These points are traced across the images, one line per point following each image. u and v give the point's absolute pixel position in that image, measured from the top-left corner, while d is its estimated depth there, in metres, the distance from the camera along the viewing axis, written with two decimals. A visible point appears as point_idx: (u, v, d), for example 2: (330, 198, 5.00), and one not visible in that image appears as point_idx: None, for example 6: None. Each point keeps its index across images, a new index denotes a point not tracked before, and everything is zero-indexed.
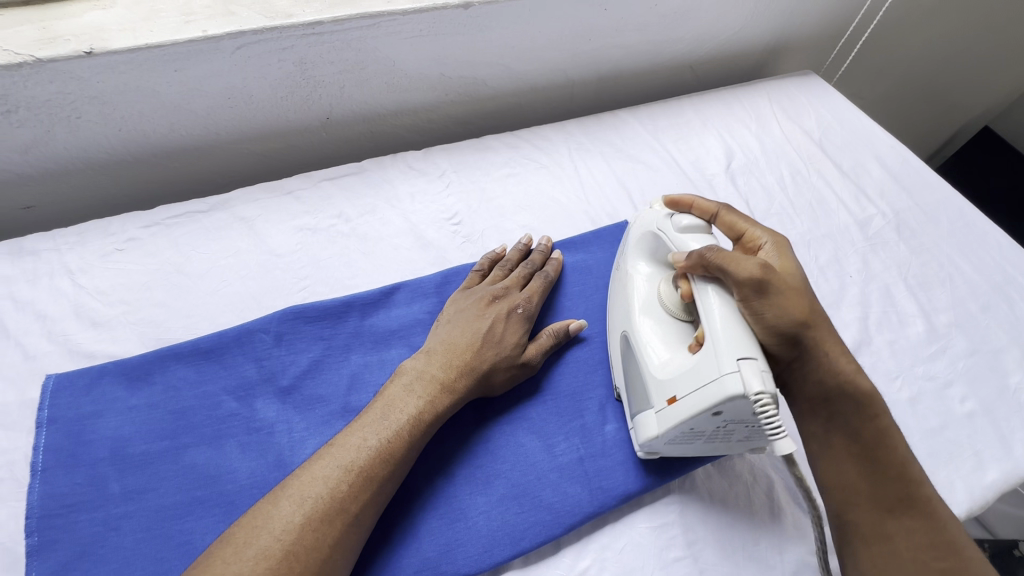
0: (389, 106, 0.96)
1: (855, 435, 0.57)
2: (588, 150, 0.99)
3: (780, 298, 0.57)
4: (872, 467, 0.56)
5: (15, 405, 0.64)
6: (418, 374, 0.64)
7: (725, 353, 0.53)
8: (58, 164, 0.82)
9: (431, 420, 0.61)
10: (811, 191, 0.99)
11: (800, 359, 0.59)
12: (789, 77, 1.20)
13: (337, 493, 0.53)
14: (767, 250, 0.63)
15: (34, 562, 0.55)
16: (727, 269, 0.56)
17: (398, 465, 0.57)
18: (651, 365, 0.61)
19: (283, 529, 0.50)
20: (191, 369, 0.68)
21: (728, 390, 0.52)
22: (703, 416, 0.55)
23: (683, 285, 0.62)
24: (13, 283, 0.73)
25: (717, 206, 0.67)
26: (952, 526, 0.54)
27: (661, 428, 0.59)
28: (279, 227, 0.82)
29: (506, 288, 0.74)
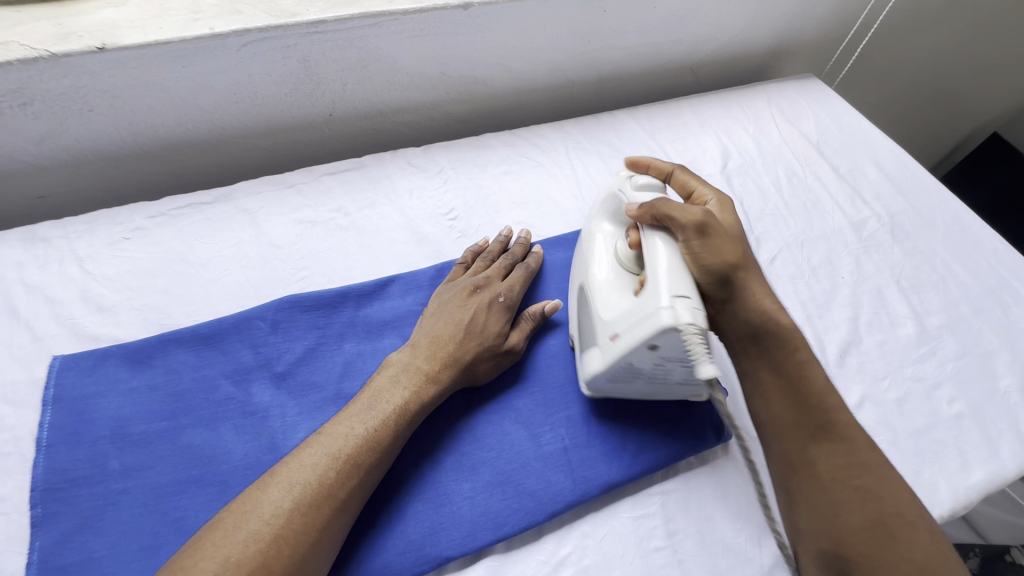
0: (390, 104, 0.98)
1: (778, 366, 0.64)
2: (585, 149, 1.00)
3: (719, 241, 0.64)
4: (797, 399, 0.62)
5: (23, 384, 0.67)
6: (404, 365, 0.66)
7: (659, 290, 0.57)
8: (70, 155, 0.85)
9: (417, 410, 0.62)
10: (806, 192, 1.00)
11: (730, 299, 0.65)
12: (789, 80, 1.20)
13: (325, 479, 0.54)
14: (713, 205, 0.71)
15: (37, 532, 0.57)
16: (674, 216, 0.62)
17: (385, 453, 0.59)
18: (601, 305, 0.66)
19: (272, 514, 0.51)
20: (191, 354, 0.70)
21: (660, 323, 0.55)
22: (636, 347, 0.59)
23: (635, 235, 0.68)
24: (25, 268, 0.76)
25: (672, 167, 0.75)
26: (868, 449, 0.59)
27: (603, 364, 0.64)
28: (280, 220, 0.85)
29: (487, 279, 0.76)
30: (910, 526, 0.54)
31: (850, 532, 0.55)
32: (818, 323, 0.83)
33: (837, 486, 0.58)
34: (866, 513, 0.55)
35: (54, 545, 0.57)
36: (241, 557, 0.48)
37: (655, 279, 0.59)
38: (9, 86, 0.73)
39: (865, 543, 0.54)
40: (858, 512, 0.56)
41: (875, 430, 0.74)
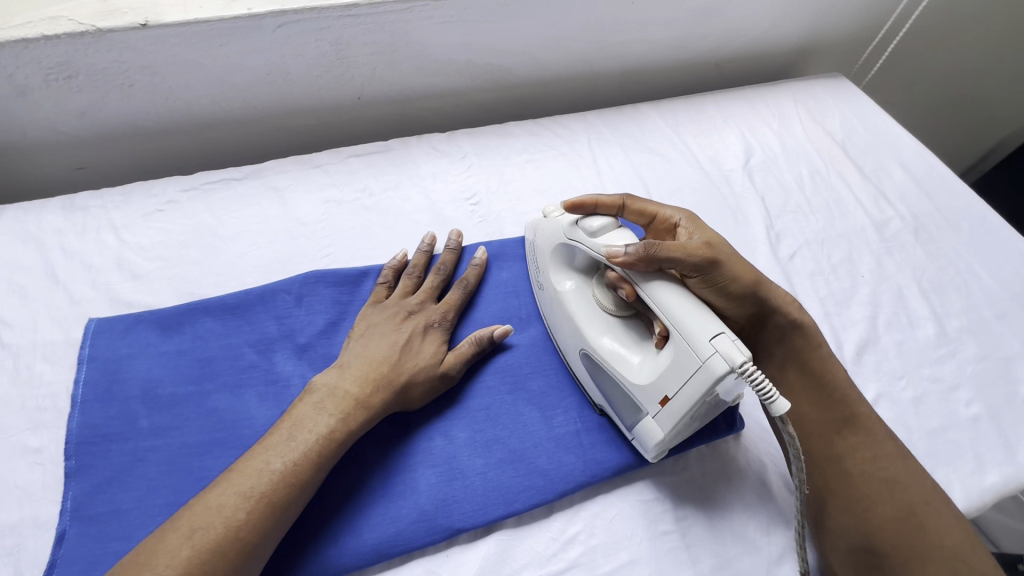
0: (417, 89, 1.00)
1: (803, 367, 0.69)
2: (607, 140, 1.01)
3: (731, 268, 0.65)
4: (823, 397, 0.67)
5: (61, 344, 0.70)
6: (329, 390, 0.62)
7: (696, 338, 0.56)
8: (109, 129, 0.88)
9: (343, 438, 0.60)
10: (829, 191, 0.99)
11: (758, 314, 0.68)
12: (816, 79, 1.19)
13: (233, 523, 0.51)
14: (685, 225, 0.70)
15: (71, 482, 0.60)
16: (676, 257, 0.61)
17: (303, 488, 0.56)
18: (628, 369, 0.64)
19: (167, 564, 0.48)
20: (218, 322, 0.72)
21: (715, 371, 0.54)
22: (699, 404, 0.57)
23: (625, 287, 0.65)
24: (64, 235, 0.79)
25: (620, 198, 0.72)
26: (887, 440, 0.65)
27: (665, 429, 0.60)
28: (307, 198, 0.87)
29: (420, 302, 0.74)
30: (933, 513, 0.59)
31: (881, 524, 0.59)
32: (835, 320, 0.83)
33: (866, 480, 0.62)
34: (895, 504, 0.60)
35: (85, 495, 0.59)
36: None
37: (681, 328, 0.57)
38: (57, 59, 0.76)
39: (896, 532, 0.59)
40: (887, 504, 0.60)
41: (889, 428, 0.74)
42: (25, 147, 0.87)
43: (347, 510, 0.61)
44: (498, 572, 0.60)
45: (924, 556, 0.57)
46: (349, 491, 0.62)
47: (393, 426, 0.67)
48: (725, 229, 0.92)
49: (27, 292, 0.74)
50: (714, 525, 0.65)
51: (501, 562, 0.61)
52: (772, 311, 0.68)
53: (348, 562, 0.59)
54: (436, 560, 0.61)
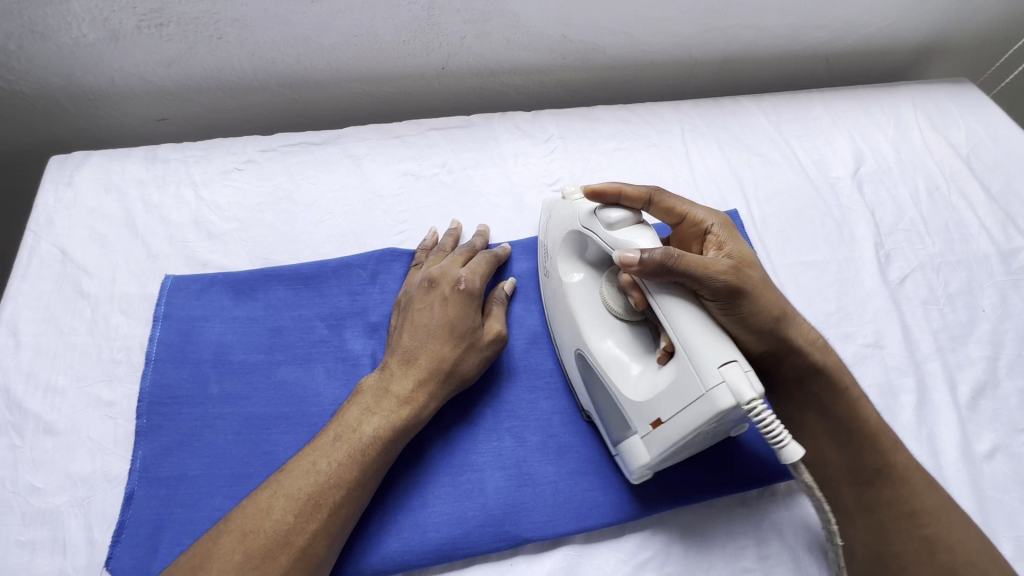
0: (504, 63, 0.94)
1: (824, 407, 0.60)
2: (703, 134, 0.93)
3: (756, 298, 0.56)
4: (847, 441, 0.59)
5: (137, 298, 0.70)
6: (379, 390, 0.59)
7: (704, 364, 0.50)
8: (193, 82, 0.87)
9: (390, 440, 0.56)
10: (948, 211, 0.89)
11: (776, 350, 0.59)
12: (940, 81, 1.07)
13: (281, 526, 0.50)
14: (719, 232, 0.61)
15: (141, 442, 0.59)
16: (695, 274, 0.53)
17: (355, 493, 0.54)
18: (623, 382, 0.58)
19: (222, 569, 0.48)
20: (291, 292, 0.70)
21: (721, 405, 0.49)
22: (694, 433, 0.52)
23: (636, 294, 0.58)
24: (145, 186, 0.78)
25: (648, 190, 0.63)
26: (930, 490, 0.57)
27: (652, 454, 0.55)
28: (385, 169, 0.83)
29: (444, 268, 0.66)
30: (980, 575, 0.53)
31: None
32: (949, 357, 0.75)
33: (902, 538, 0.56)
34: (936, 565, 0.54)
35: (155, 457, 0.58)
36: None
37: (690, 353, 0.51)
38: (151, 5, 0.75)
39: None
40: (926, 565, 0.54)
41: (1005, 485, 0.67)
42: (111, 94, 0.86)
43: (412, 504, 0.58)
44: None
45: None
46: (415, 484, 0.59)
47: (463, 418, 0.63)
48: (827, 243, 0.84)
49: (108, 241, 0.73)
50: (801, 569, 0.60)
51: None
52: (791, 348, 0.59)
53: (409, 560, 0.56)
54: (499, 568, 0.58)
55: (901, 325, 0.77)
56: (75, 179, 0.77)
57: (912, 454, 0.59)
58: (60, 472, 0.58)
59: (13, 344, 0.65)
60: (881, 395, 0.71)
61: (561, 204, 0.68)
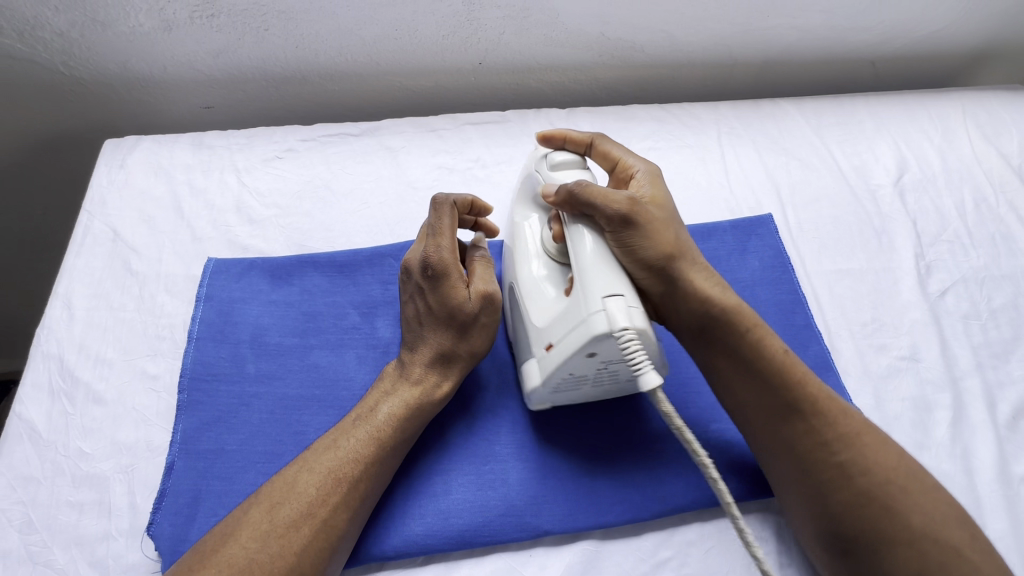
0: (540, 59, 0.94)
1: (733, 351, 0.59)
2: (739, 136, 0.92)
3: (648, 231, 0.58)
4: (762, 381, 0.58)
5: (181, 278, 0.73)
6: (395, 374, 0.61)
7: (590, 293, 0.52)
8: (239, 71, 0.90)
9: (407, 419, 0.58)
10: (995, 223, 0.86)
11: (671, 291, 0.60)
12: (993, 89, 1.02)
13: (306, 498, 0.52)
14: (642, 176, 0.64)
15: (183, 416, 0.61)
16: (595, 202, 0.56)
17: (375, 470, 0.55)
18: (535, 304, 0.59)
19: (249, 536, 0.49)
20: (325, 279, 0.72)
21: (594, 330, 0.51)
22: (570, 359, 0.54)
23: (557, 226, 0.61)
24: (192, 171, 0.81)
25: (591, 135, 0.67)
26: (841, 416, 0.56)
27: (542, 378, 0.57)
28: (419, 162, 0.85)
29: (416, 248, 0.64)
30: (899, 491, 0.53)
31: (842, 510, 0.53)
32: (989, 375, 0.73)
33: (818, 468, 0.55)
34: (856, 490, 0.53)
35: (194, 430, 0.61)
36: None
37: (581, 280, 0.54)
38: None
39: (856, 517, 0.53)
40: (847, 490, 0.54)
41: None
42: (162, 81, 0.90)
43: (435, 490, 0.60)
44: None
45: (892, 541, 0.51)
46: (439, 471, 0.61)
47: (487, 409, 0.64)
48: (865, 252, 0.82)
49: (156, 223, 0.77)
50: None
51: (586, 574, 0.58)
52: (686, 289, 0.59)
53: (431, 544, 0.57)
54: (517, 557, 0.58)
55: (939, 339, 0.74)
56: (127, 162, 0.81)
57: (818, 382, 0.58)
58: (107, 440, 0.61)
59: (68, 317, 0.68)
60: (914, 410, 0.69)
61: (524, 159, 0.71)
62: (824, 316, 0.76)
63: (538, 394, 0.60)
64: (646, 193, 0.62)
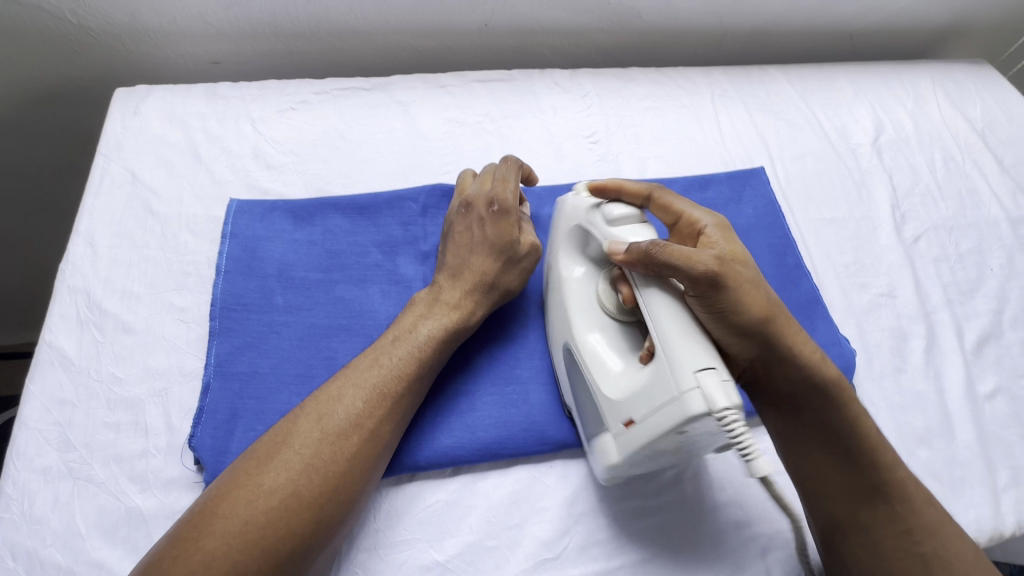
0: (544, 22, 0.98)
1: (822, 426, 0.57)
2: (731, 98, 0.98)
3: (739, 295, 0.54)
4: (850, 463, 0.56)
5: (203, 218, 0.74)
6: (430, 300, 0.64)
7: (679, 367, 0.50)
8: (248, 25, 0.91)
9: (444, 343, 0.61)
10: (962, 179, 0.94)
11: (764, 359, 0.57)
12: (957, 62, 1.11)
13: (353, 410, 0.54)
14: (713, 231, 0.58)
15: (216, 341, 0.64)
16: (674, 265, 0.53)
17: (415, 387, 0.59)
18: (604, 379, 0.58)
19: (303, 444, 0.52)
20: (346, 220, 0.74)
21: (689, 409, 0.48)
22: (662, 437, 0.51)
23: (625, 289, 0.59)
24: (207, 120, 0.82)
25: (648, 186, 0.63)
26: (927, 507, 0.56)
27: (622, 453, 0.55)
28: (431, 115, 0.88)
29: (479, 188, 0.69)
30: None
31: None
32: (957, 309, 0.80)
33: (897, 556, 0.55)
34: None
35: (227, 354, 0.63)
36: (276, 484, 0.49)
37: (667, 352, 0.51)
38: None
39: None
40: None
41: (1004, 422, 0.72)
42: (171, 34, 0.90)
43: (462, 408, 0.63)
44: (599, 490, 0.62)
45: None
46: (465, 393, 0.64)
47: (508, 337, 0.68)
48: (847, 202, 0.88)
49: (174, 167, 0.78)
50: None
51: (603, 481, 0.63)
52: (781, 359, 0.56)
53: (459, 456, 0.61)
54: (539, 469, 0.63)
55: (913, 278, 0.82)
56: (141, 109, 0.82)
57: (910, 469, 0.57)
58: (140, 366, 0.63)
59: (91, 254, 0.69)
60: (892, 339, 0.76)
61: (564, 198, 0.68)
62: (812, 258, 0.82)
63: (614, 468, 0.57)
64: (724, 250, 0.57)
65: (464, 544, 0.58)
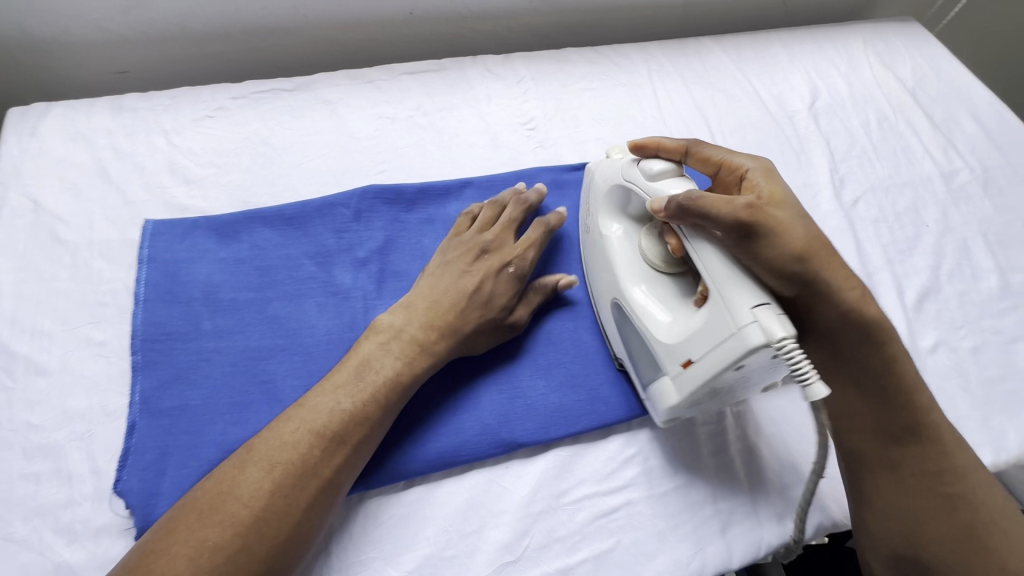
0: (472, 7, 0.94)
1: (860, 364, 0.58)
2: (669, 73, 0.96)
3: (776, 237, 0.54)
4: (885, 401, 0.58)
5: (117, 243, 0.69)
6: (395, 331, 0.60)
7: (736, 305, 0.51)
8: (153, 30, 0.84)
9: (409, 382, 0.58)
10: (896, 138, 0.95)
11: (808, 298, 0.56)
12: (887, 21, 1.12)
13: (309, 459, 0.51)
14: (756, 175, 0.59)
15: (140, 376, 0.60)
16: (709, 214, 0.54)
17: (375, 426, 0.55)
18: (655, 327, 0.59)
19: (250, 495, 0.48)
20: (275, 233, 0.70)
21: (750, 342, 0.49)
22: (721, 373, 0.52)
23: (673, 240, 0.60)
24: (114, 135, 0.77)
25: (685, 142, 0.64)
26: (960, 451, 0.57)
27: (682, 394, 0.56)
28: (359, 113, 0.84)
29: (500, 239, 0.68)
30: (1002, 534, 0.54)
31: (934, 542, 0.54)
32: (897, 268, 0.82)
33: (925, 496, 0.56)
34: (957, 523, 0.54)
35: (153, 389, 0.59)
36: (221, 546, 0.46)
37: (722, 292, 0.52)
38: None
39: (949, 557, 0.54)
40: (944, 521, 0.55)
41: (946, 374, 0.74)
42: (67, 44, 0.83)
43: (407, 420, 0.61)
44: (557, 486, 0.61)
45: None
46: (411, 404, 0.62)
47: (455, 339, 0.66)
48: (787, 170, 0.89)
49: (81, 190, 0.72)
50: (782, 465, 0.65)
51: (561, 477, 0.62)
52: (824, 294, 0.56)
53: (412, 469, 0.59)
54: (496, 470, 0.61)
55: (854, 240, 0.83)
56: (38, 129, 0.75)
57: (943, 413, 0.58)
58: (57, 410, 0.58)
59: None
60: None
61: (606, 159, 0.70)
62: None
63: (673, 411, 0.59)
64: (764, 192, 0.57)
65: (421, 557, 0.56)
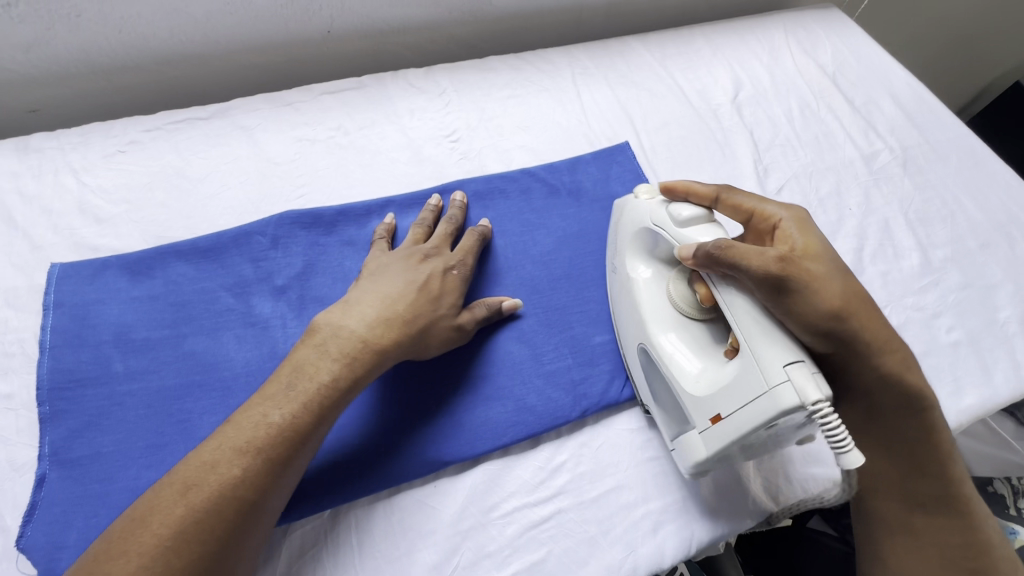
0: (391, 22, 0.94)
1: (887, 425, 0.60)
2: (592, 75, 0.97)
3: (807, 293, 0.53)
4: (916, 470, 0.59)
5: (24, 290, 0.67)
6: (333, 331, 0.58)
7: (768, 363, 0.50)
8: (57, 66, 0.82)
9: (345, 389, 0.56)
10: (818, 124, 0.97)
11: (845, 353, 0.56)
12: (807, 9, 1.14)
13: (230, 478, 0.48)
14: (788, 226, 0.58)
15: (48, 427, 0.58)
16: (739, 265, 0.53)
17: (305, 438, 0.53)
18: (683, 377, 0.58)
19: (162, 523, 0.45)
20: (190, 267, 0.69)
21: (785, 403, 0.48)
22: (754, 432, 0.51)
23: (703, 289, 0.60)
24: (19, 178, 0.74)
25: (715, 188, 0.64)
26: (984, 526, 0.58)
27: (709, 450, 0.55)
28: (277, 137, 0.83)
29: (439, 247, 0.70)
30: None
31: None
32: None
33: (944, 565, 0.57)
34: None
35: (63, 440, 0.58)
36: None
37: (754, 348, 0.51)
38: None
39: None
40: None
41: None
42: None
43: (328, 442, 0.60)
44: (487, 500, 0.61)
45: None
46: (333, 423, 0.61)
47: None
48: (712, 164, 0.90)
49: None
50: (729, 480, 0.65)
51: (491, 491, 0.61)
52: (859, 349, 0.55)
53: (333, 492, 0.58)
54: (425, 491, 0.61)
55: None
56: None
57: (972, 486, 0.60)
58: None
59: None
60: None
61: (630, 202, 0.70)
62: None
63: (698, 466, 0.58)
64: (796, 245, 0.57)
65: None
